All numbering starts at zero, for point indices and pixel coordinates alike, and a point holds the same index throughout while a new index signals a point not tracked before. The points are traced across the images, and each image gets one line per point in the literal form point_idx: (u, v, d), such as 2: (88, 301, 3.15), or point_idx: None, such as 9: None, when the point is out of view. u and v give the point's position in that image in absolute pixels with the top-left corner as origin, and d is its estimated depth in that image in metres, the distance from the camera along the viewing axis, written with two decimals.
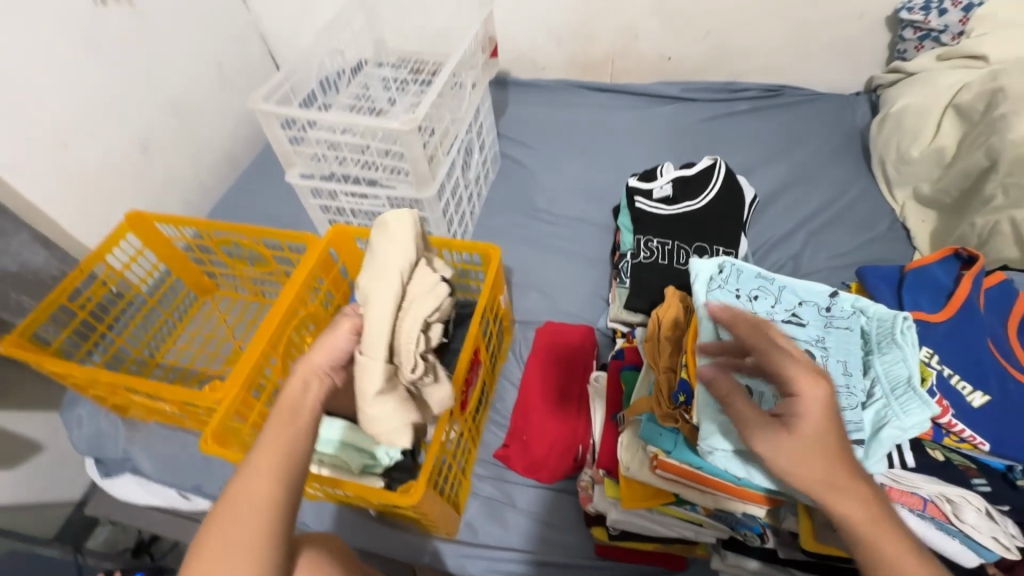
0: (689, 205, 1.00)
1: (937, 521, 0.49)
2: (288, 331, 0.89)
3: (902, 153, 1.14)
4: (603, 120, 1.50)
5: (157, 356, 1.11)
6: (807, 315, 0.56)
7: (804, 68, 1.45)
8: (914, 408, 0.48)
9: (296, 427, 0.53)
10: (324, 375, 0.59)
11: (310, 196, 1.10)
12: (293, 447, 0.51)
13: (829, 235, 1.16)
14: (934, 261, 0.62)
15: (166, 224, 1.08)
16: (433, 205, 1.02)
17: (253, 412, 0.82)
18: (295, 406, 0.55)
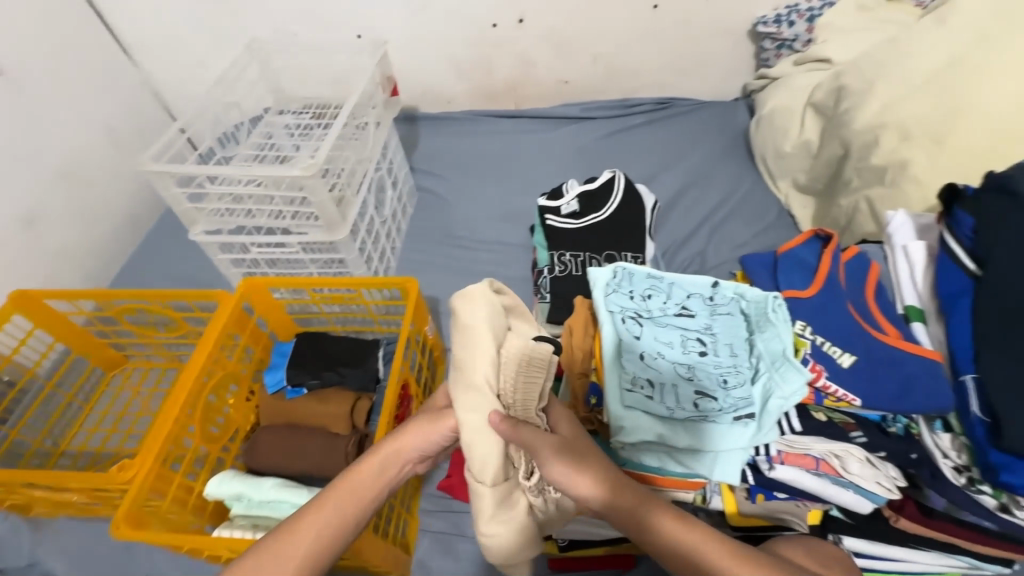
0: (595, 217, 1.06)
1: (831, 477, 0.55)
2: (204, 394, 0.85)
3: (778, 149, 1.26)
4: (513, 145, 1.56)
5: (63, 443, 1.03)
6: (695, 306, 0.61)
7: (687, 82, 1.58)
8: (791, 376, 0.54)
9: (358, 498, 0.57)
10: (410, 462, 0.60)
11: (218, 252, 1.07)
12: (341, 526, 0.56)
13: (728, 229, 1.26)
14: (799, 244, 0.70)
15: (59, 299, 1.01)
16: (349, 246, 1.02)
17: (172, 486, 0.77)
18: (364, 488, 0.58)
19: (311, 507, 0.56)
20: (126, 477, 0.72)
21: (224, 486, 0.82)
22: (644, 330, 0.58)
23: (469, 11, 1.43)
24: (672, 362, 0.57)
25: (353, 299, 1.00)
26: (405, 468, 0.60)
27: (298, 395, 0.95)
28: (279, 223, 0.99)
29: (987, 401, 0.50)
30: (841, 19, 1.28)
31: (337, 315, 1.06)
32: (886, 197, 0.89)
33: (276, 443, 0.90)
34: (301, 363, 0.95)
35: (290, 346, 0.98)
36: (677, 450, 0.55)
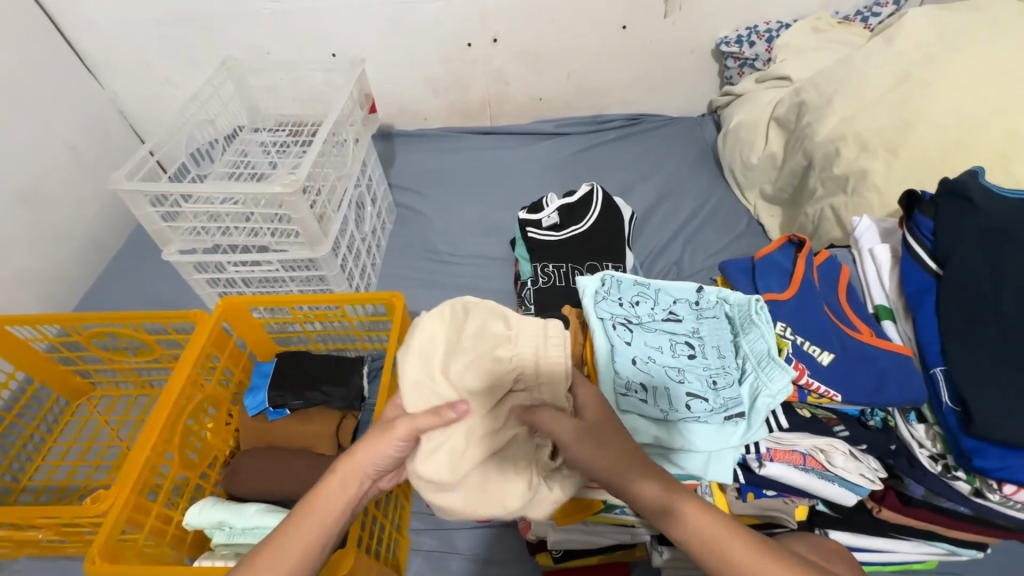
0: (576, 228, 1.08)
1: (817, 471, 0.58)
2: (183, 419, 0.81)
3: (745, 162, 1.32)
4: (489, 161, 1.58)
5: (24, 478, 0.98)
6: (681, 311, 0.63)
7: (656, 98, 1.64)
8: (777, 374, 0.55)
9: (333, 511, 0.56)
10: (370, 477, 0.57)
11: (193, 272, 1.04)
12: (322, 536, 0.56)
13: (701, 239, 1.30)
14: (775, 249, 0.73)
15: (22, 325, 0.96)
16: (330, 262, 1.01)
17: (149, 517, 0.74)
18: (339, 504, 0.57)
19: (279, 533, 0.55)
20: (100, 510, 0.68)
21: (206, 514, 0.79)
22: (634, 336, 0.60)
23: (444, 31, 1.45)
24: (663, 365, 0.59)
25: (336, 316, 0.98)
26: (365, 486, 0.58)
27: (281, 416, 0.92)
28: (258, 240, 0.98)
29: (956, 391, 0.53)
30: (798, 39, 1.36)
31: (319, 333, 1.04)
32: (849, 204, 0.93)
33: (259, 467, 0.88)
34: (282, 383, 0.93)
35: (270, 366, 0.96)
36: (671, 451, 0.56)
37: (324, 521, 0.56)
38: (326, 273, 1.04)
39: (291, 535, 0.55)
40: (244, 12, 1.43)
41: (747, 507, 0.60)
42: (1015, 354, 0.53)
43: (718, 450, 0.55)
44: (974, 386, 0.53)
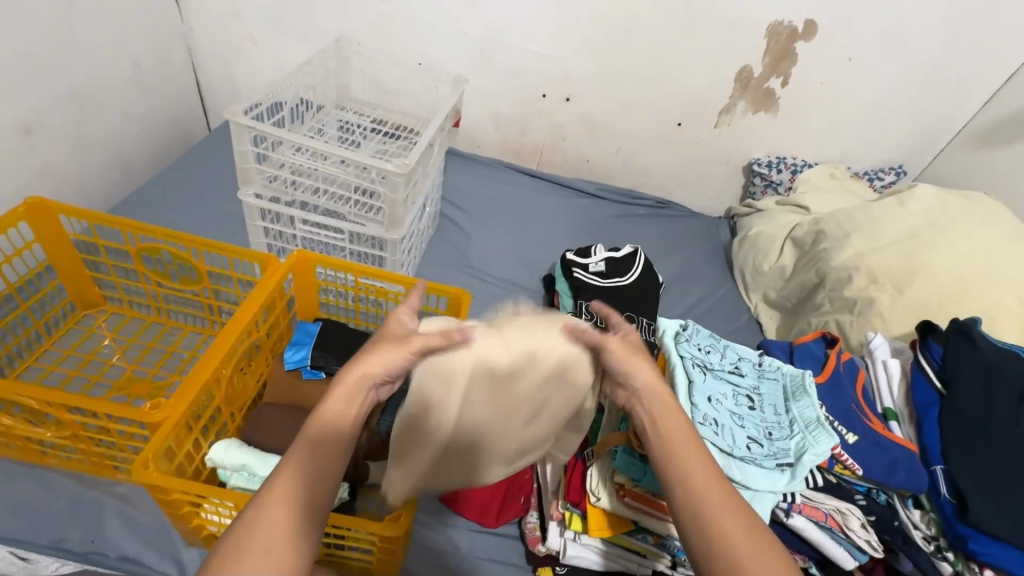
0: (618, 280, 1.19)
1: (835, 531, 0.67)
2: (231, 357, 0.82)
3: (756, 267, 1.49)
4: (532, 199, 1.67)
5: (10, 374, 0.91)
6: (746, 369, 0.73)
7: (685, 193, 1.82)
8: (823, 438, 0.65)
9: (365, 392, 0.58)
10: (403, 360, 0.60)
11: (256, 217, 1.06)
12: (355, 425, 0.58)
13: (710, 321, 1.42)
14: (811, 339, 0.86)
15: (73, 218, 0.94)
16: (397, 245, 1.06)
17: (183, 448, 0.72)
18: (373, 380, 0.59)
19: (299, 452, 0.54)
20: (155, 419, 0.66)
21: (230, 453, 0.78)
22: (708, 377, 0.69)
23: (527, 79, 1.60)
24: (728, 409, 0.67)
25: (391, 296, 1.01)
26: (371, 394, 0.59)
27: (316, 378, 0.92)
28: (340, 207, 1.03)
29: (954, 486, 0.65)
30: (818, 180, 1.59)
31: (364, 309, 1.07)
32: (854, 322, 1.09)
33: (282, 421, 0.87)
34: (328, 345, 0.94)
35: (316, 327, 0.97)
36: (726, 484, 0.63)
37: (336, 425, 0.56)
38: (387, 255, 1.08)
39: (309, 445, 0.54)
40: (353, 6, 1.51)
41: None
42: (1002, 467, 0.66)
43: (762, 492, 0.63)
44: (970, 484, 0.65)
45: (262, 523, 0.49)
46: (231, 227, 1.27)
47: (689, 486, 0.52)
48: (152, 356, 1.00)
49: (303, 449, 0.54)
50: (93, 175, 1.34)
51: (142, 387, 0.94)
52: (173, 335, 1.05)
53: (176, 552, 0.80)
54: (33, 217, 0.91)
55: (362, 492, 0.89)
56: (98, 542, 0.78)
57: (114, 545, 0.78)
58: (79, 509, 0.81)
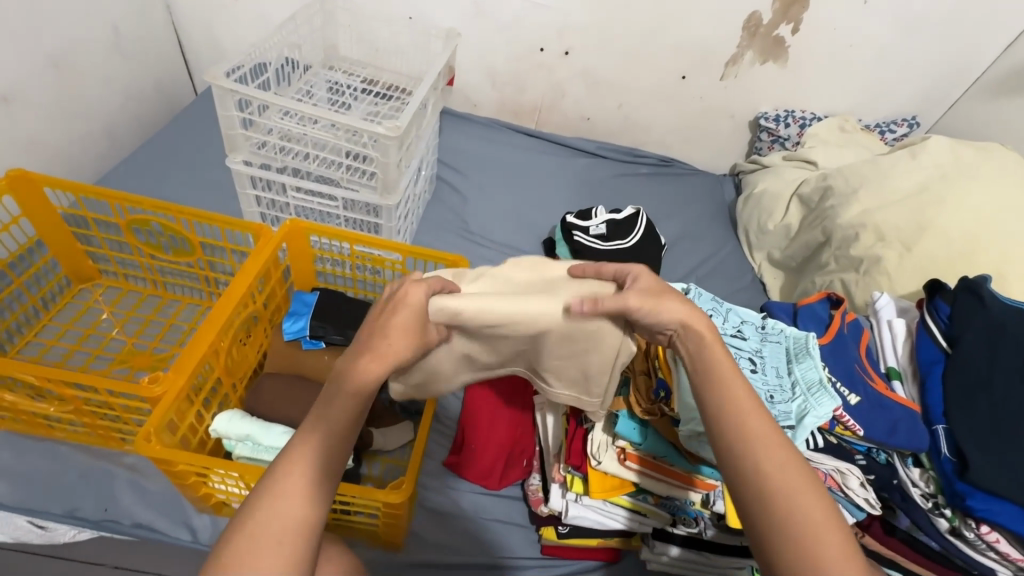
0: (620, 243, 1.17)
1: (833, 489, 0.68)
2: (229, 328, 0.81)
3: (761, 226, 1.45)
4: (531, 159, 1.62)
5: (10, 350, 0.91)
6: (748, 332, 0.72)
7: (689, 150, 1.77)
8: (825, 400, 0.64)
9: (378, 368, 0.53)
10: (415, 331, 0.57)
11: (247, 185, 1.03)
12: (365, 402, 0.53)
13: (712, 281, 1.41)
14: (816, 300, 0.84)
15: (58, 190, 0.92)
16: (392, 211, 1.03)
17: (186, 419, 0.73)
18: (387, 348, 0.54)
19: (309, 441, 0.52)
20: (154, 394, 0.66)
21: (232, 424, 0.78)
22: None
23: (524, 32, 1.52)
24: None
25: (388, 264, 1.00)
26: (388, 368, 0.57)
27: (315, 347, 0.92)
28: (332, 172, 0.99)
29: (955, 446, 0.65)
30: (826, 133, 1.53)
31: (361, 278, 1.06)
32: (859, 281, 1.08)
33: (284, 391, 0.87)
34: (326, 315, 0.93)
35: (314, 297, 0.96)
36: None
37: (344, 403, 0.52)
38: (383, 222, 1.05)
39: (317, 428, 0.52)
40: None
41: None
42: (1005, 425, 0.66)
43: None
44: (970, 442, 0.65)
45: (265, 512, 0.48)
46: (223, 196, 1.24)
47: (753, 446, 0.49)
48: (152, 329, 1.00)
49: (313, 433, 0.51)
50: (79, 145, 1.31)
51: (144, 359, 0.95)
52: (171, 307, 1.04)
53: (188, 519, 0.82)
54: (16, 190, 0.89)
55: (367, 458, 0.90)
56: (111, 511, 0.80)
57: (126, 513, 0.80)
58: (89, 478, 0.82)
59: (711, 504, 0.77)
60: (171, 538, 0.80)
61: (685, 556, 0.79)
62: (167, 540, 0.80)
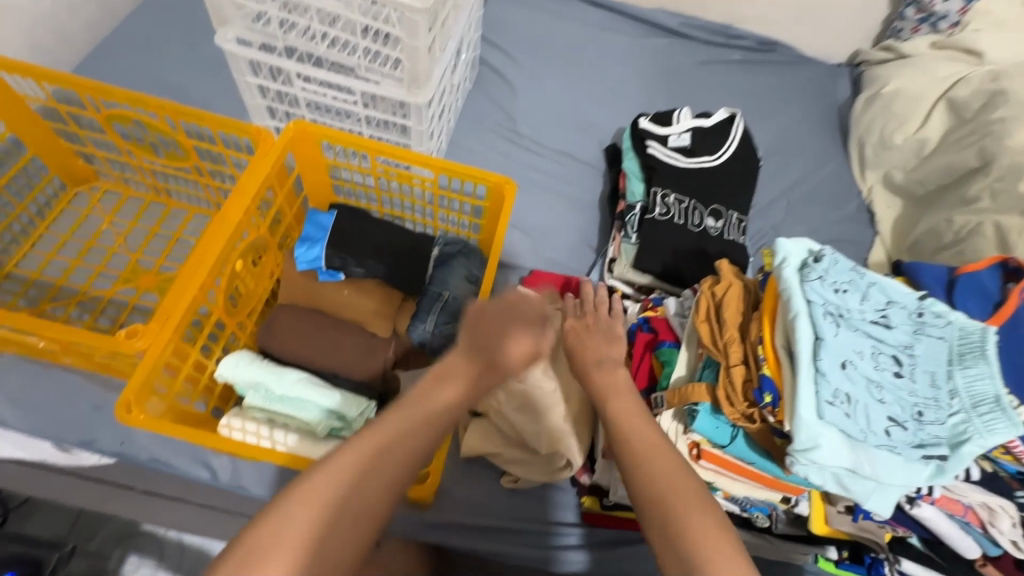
0: (705, 160, 0.93)
1: (973, 527, 0.54)
2: (228, 258, 0.68)
3: (885, 138, 1.14)
4: (597, 39, 1.30)
5: (8, 263, 0.82)
6: (898, 318, 0.52)
7: (800, 29, 1.39)
8: (999, 428, 0.47)
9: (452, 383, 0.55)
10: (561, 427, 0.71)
11: (246, 71, 0.83)
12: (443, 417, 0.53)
13: (808, 207, 1.16)
14: (984, 266, 0.62)
15: (19, 75, 0.75)
16: (422, 112, 0.82)
17: (185, 364, 0.64)
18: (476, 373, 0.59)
19: (382, 416, 0.51)
20: (135, 348, 0.56)
21: (240, 370, 0.69)
22: (843, 333, 0.49)
23: None
24: (865, 378, 0.49)
25: (418, 181, 0.81)
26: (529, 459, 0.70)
27: (334, 280, 0.79)
28: (346, 58, 0.77)
29: None
30: None
31: (386, 194, 0.88)
32: None
33: (298, 331, 0.76)
34: (344, 243, 0.78)
35: (330, 219, 0.80)
36: (849, 475, 0.48)
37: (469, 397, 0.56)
38: (412, 125, 0.85)
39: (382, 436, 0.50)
40: None
41: (847, 524, 0.62)
42: None
43: (892, 487, 0.48)
44: None
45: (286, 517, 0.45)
46: (226, 81, 1.03)
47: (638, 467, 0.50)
48: (155, 244, 0.88)
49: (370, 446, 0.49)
50: None
51: (148, 279, 0.84)
52: (177, 218, 0.91)
53: (207, 459, 0.76)
54: None
55: None
56: (127, 445, 0.76)
57: (143, 449, 0.76)
58: (102, 410, 0.76)
59: (793, 504, 0.64)
60: (191, 475, 0.76)
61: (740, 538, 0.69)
62: (187, 475, 0.77)
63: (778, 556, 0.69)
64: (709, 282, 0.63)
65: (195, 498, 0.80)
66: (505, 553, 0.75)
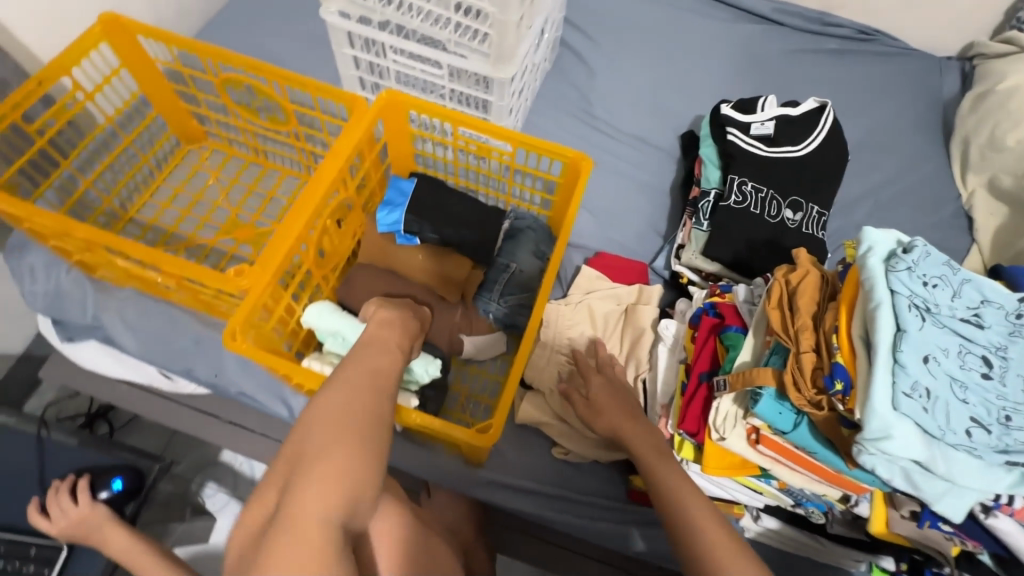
0: (788, 150, 0.90)
1: None
2: (321, 214, 0.74)
3: (995, 138, 1.06)
4: (682, 23, 1.27)
5: (131, 209, 0.93)
6: (992, 318, 0.49)
7: (906, 18, 1.29)
8: None
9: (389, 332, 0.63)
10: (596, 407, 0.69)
11: (344, 43, 0.89)
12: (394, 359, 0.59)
13: (896, 209, 1.09)
14: None
15: (152, 40, 0.84)
16: (504, 88, 0.85)
17: (279, 307, 0.71)
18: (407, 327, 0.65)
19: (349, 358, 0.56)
20: (241, 286, 0.63)
21: (327, 319, 0.74)
22: (927, 327, 0.48)
23: None
24: (949, 375, 0.47)
25: (495, 154, 0.84)
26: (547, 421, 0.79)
27: (409, 244, 0.83)
28: (437, 31, 0.81)
29: None
30: None
31: (463, 166, 0.92)
32: None
33: (374, 287, 0.81)
34: (422, 209, 0.82)
35: (411, 186, 0.84)
36: (918, 471, 0.47)
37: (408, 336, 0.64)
38: (492, 100, 0.88)
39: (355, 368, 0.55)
40: None
41: (908, 529, 0.59)
42: None
43: (965, 489, 0.47)
44: None
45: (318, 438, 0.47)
46: (322, 53, 1.10)
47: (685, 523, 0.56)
48: (253, 201, 0.96)
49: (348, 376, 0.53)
50: None
51: (245, 231, 0.92)
52: (273, 178, 0.99)
53: (285, 398, 0.84)
54: (113, 38, 0.82)
55: (454, 365, 0.85)
56: (220, 378, 0.84)
57: (234, 383, 0.84)
58: (200, 345, 0.85)
59: (852, 503, 0.63)
60: (272, 410, 0.85)
61: (788, 533, 0.72)
62: (268, 410, 0.85)
63: (826, 556, 0.71)
64: (784, 269, 0.62)
65: (273, 432, 0.88)
66: (550, 517, 0.78)
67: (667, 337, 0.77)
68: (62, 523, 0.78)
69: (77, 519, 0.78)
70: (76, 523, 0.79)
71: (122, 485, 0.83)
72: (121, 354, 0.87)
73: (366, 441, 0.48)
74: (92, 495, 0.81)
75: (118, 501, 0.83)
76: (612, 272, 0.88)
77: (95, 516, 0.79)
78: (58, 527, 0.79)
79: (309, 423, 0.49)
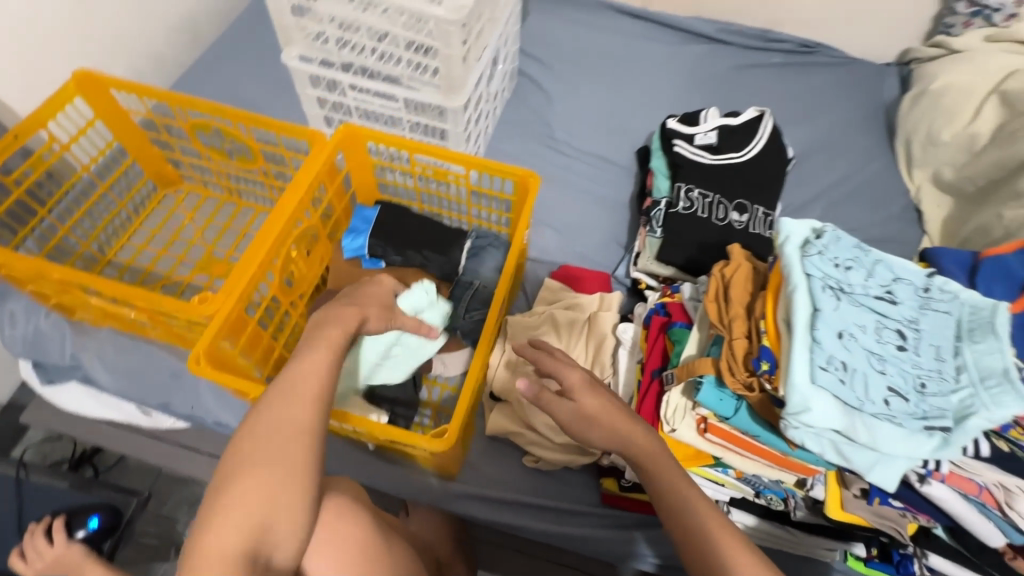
0: (732, 157, 0.95)
1: (986, 507, 0.52)
2: (286, 243, 0.78)
3: (933, 134, 1.11)
4: (632, 48, 1.35)
5: (110, 252, 0.96)
6: (904, 294, 0.53)
7: (843, 30, 1.37)
8: (1006, 401, 0.46)
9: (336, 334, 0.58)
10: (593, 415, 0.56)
11: (306, 84, 0.94)
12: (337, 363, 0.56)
13: (848, 207, 1.13)
14: (1010, 251, 0.61)
15: (125, 92, 0.89)
16: (458, 116, 0.90)
17: (245, 332, 0.74)
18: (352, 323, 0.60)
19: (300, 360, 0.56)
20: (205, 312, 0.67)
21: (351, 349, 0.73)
22: (842, 305, 0.51)
23: None
24: (865, 349, 0.50)
25: (452, 178, 0.89)
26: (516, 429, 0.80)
27: (375, 268, 0.88)
28: (390, 68, 0.87)
29: None
30: None
31: (425, 191, 0.97)
32: None
33: None
34: (384, 234, 0.86)
35: (374, 213, 0.89)
36: (846, 442, 0.49)
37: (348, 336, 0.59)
38: (449, 129, 0.93)
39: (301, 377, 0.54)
40: None
41: (862, 509, 0.61)
42: None
43: (893, 458, 0.49)
44: None
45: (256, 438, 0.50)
46: (291, 96, 1.16)
47: (697, 535, 0.51)
48: (227, 237, 1.00)
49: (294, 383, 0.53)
50: None
51: (219, 266, 0.96)
52: (246, 215, 1.03)
53: None
54: (86, 92, 0.87)
55: (426, 383, 0.88)
56: (196, 409, 0.86)
57: (210, 414, 0.86)
58: (177, 380, 0.87)
59: (808, 487, 0.64)
60: None
61: (763, 527, 0.72)
62: None
63: (798, 547, 0.72)
64: (720, 264, 0.66)
65: None
66: (524, 527, 0.79)
67: (626, 339, 0.79)
68: (40, 563, 0.80)
69: (55, 558, 0.79)
70: (54, 563, 0.79)
71: (98, 523, 0.84)
72: (101, 393, 0.89)
73: (294, 454, 0.49)
74: (69, 535, 0.81)
75: (95, 538, 0.83)
76: (575, 282, 0.90)
77: (71, 554, 0.79)
78: (37, 569, 0.80)
79: (245, 436, 0.51)
